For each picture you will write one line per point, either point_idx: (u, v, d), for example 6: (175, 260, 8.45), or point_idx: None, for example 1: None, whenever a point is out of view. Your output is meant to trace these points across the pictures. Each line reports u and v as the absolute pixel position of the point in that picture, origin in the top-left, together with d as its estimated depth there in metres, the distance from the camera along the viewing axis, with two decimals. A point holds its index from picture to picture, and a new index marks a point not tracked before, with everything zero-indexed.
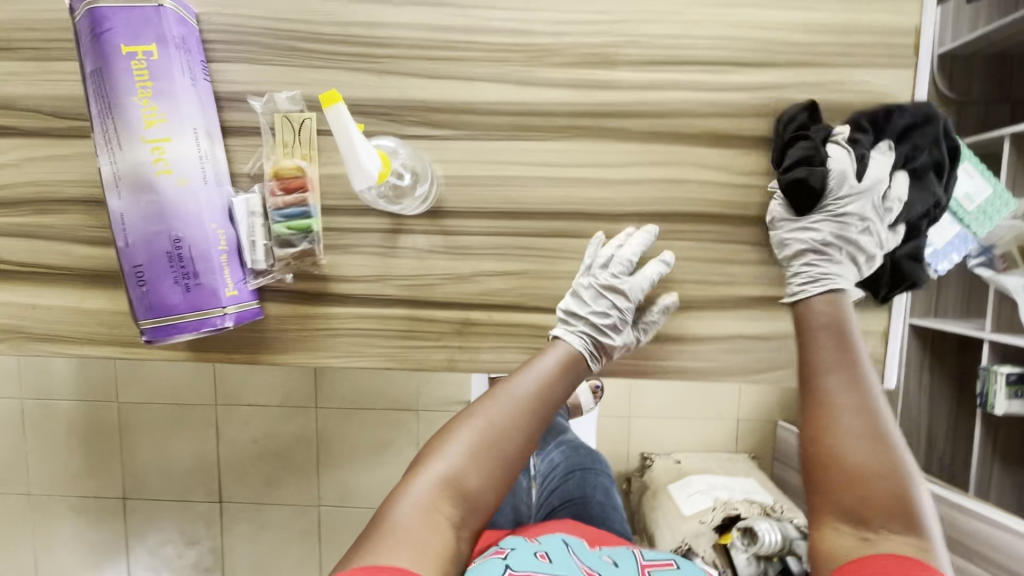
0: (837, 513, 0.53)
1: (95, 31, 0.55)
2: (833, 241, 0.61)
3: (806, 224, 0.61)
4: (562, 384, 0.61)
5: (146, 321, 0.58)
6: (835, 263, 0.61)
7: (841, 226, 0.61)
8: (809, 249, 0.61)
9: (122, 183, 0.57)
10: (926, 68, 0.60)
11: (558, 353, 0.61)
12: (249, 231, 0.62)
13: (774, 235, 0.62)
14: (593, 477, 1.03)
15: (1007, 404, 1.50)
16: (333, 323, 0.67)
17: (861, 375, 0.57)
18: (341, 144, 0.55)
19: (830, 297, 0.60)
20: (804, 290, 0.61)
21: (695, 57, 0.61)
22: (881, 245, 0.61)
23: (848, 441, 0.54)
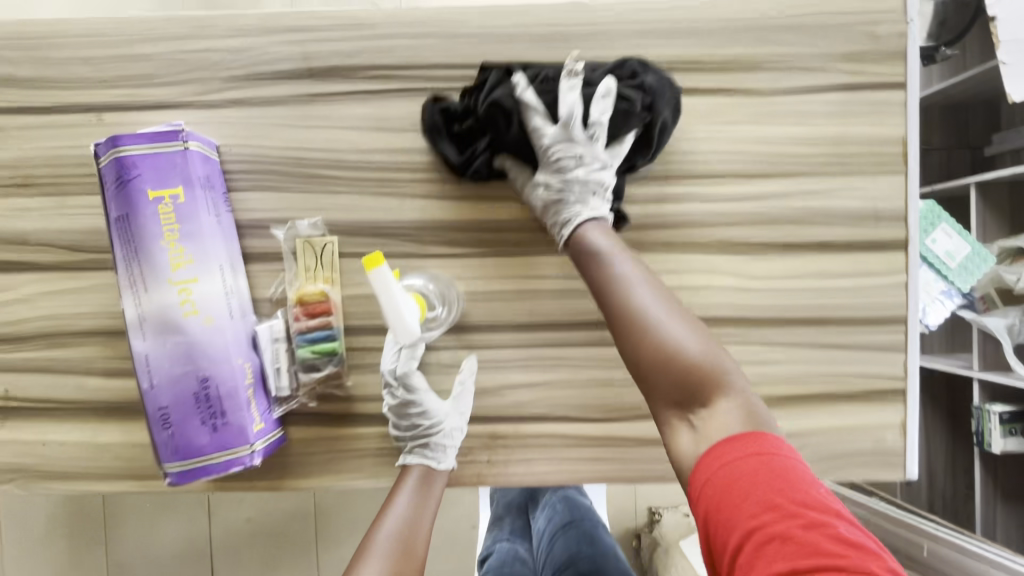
0: (681, 415, 0.50)
1: (122, 178, 0.56)
2: (578, 182, 0.59)
3: (571, 180, 0.59)
4: (425, 515, 0.60)
5: (172, 464, 0.57)
6: (580, 202, 0.59)
7: (585, 175, 0.59)
8: (557, 199, 0.59)
9: (147, 325, 0.56)
10: (915, 174, 0.64)
11: (410, 479, 0.61)
12: (273, 358, 0.62)
13: (540, 199, 0.61)
14: (582, 527, 0.91)
15: (1003, 443, 1.54)
16: (359, 444, 0.66)
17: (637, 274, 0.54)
18: (382, 303, 0.56)
19: (587, 229, 0.58)
20: (569, 229, 0.59)
21: (702, 170, 0.64)
22: (601, 167, 0.60)
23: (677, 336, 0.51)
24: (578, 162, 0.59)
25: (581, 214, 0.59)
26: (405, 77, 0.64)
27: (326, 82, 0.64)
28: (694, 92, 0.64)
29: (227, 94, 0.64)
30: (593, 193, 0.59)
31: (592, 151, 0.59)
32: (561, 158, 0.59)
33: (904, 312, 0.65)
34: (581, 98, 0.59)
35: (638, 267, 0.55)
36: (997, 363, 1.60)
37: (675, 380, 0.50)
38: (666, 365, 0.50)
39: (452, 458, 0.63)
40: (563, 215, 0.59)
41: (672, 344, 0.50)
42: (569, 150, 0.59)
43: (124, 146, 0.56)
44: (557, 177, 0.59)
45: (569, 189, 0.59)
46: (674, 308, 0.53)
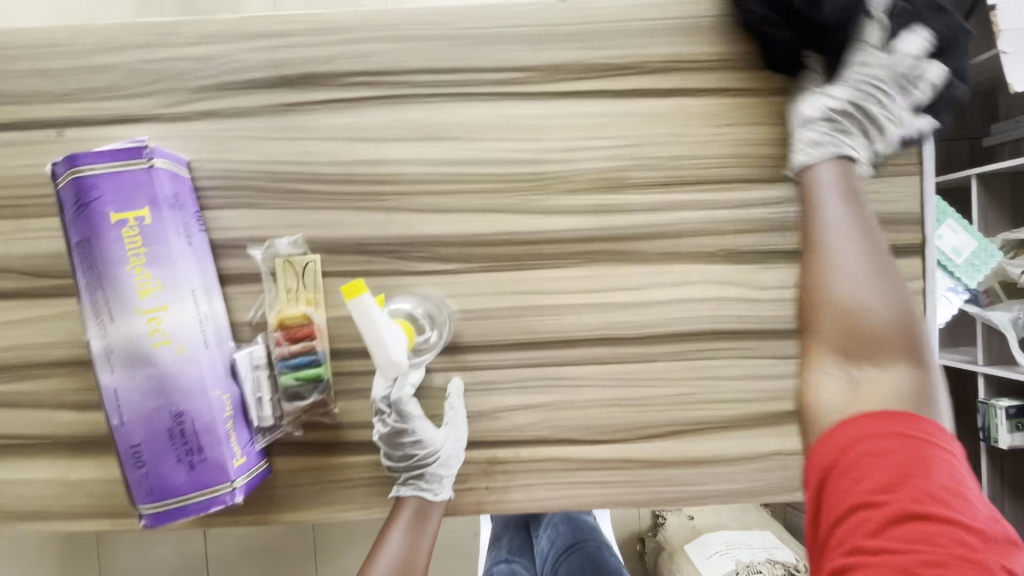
0: (837, 360, 0.55)
1: (81, 201, 0.52)
2: (856, 113, 0.56)
3: (843, 105, 0.56)
4: (421, 552, 0.57)
5: (146, 505, 0.53)
6: (849, 135, 0.57)
7: (865, 102, 0.56)
8: (823, 119, 0.57)
9: (114, 357, 0.53)
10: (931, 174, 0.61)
11: (404, 514, 0.58)
12: (254, 387, 0.58)
13: (802, 112, 0.58)
14: (587, 547, 0.87)
15: (1011, 438, 1.52)
16: (349, 474, 0.62)
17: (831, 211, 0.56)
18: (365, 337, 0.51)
19: (829, 166, 0.57)
20: (807, 154, 0.58)
21: (705, 175, 0.61)
22: (897, 123, 0.57)
23: (857, 285, 0.54)
24: (887, 111, 0.56)
25: (841, 147, 0.57)
26: (387, 84, 0.60)
27: (303, 90, 0.60)
28: (695, 93, 0.60)
29: (197, 105, 0.60)
30: (864, 131, 0.57)
31: (858, 96, 0.56)
32: (843, 89, 0.56)
33: (922, 320, 0.61)
34: (925, 39, 0.55)
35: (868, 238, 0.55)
36: (1003, 357, 1.58)
37: (891, 345, 0.53)
38: (893, 325, 0.53)
39: (449, 489, 0.59)
40: (813, 134, 0.57)
41: (881, 304, 0.53)
42: (860, 81, 0.56)
43: (83, 165, 0.52)
44: (845, 99, 0.56)
45: (812, 119, 0.57)
46: (880, 262, 0.54)
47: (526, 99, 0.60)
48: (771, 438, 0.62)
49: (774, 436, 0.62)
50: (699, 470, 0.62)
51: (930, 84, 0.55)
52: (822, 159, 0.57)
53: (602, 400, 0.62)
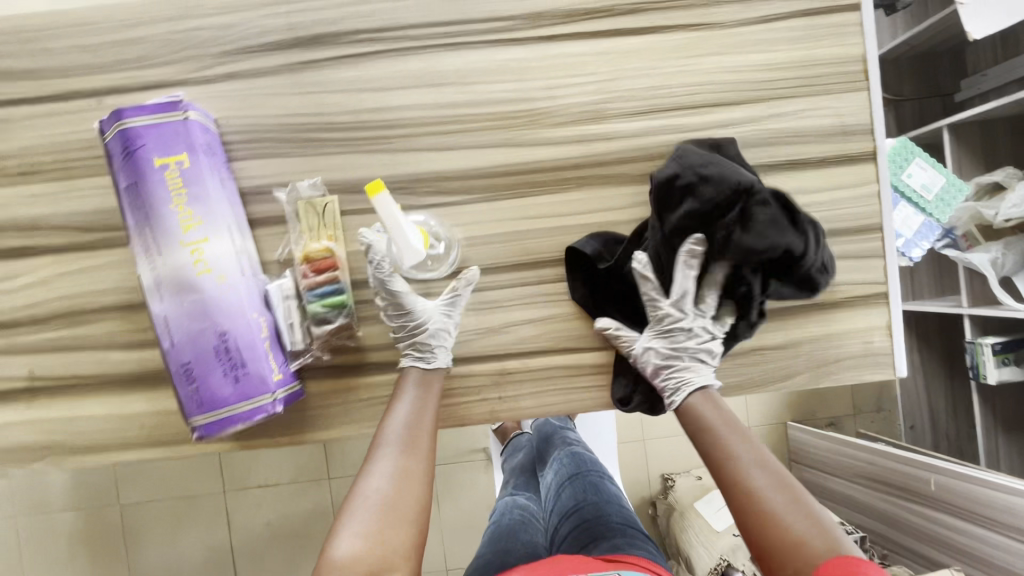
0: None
1: (127, 149, 0.59)
2: (672, 353, 0.65)
3: (647, 348, 0.65)
4: (427, 413, 0.63)
5: (197, 418, 0.60)
6: (696, 373, 0.65)
7: (674, 339, 0.65)
8: (660, 364, 0.65)
9: (163, 287, 0.59)
10: (878, 88, 0.67)
11: (411, 383, 0.64)
12: (285, 314, 0.65)
13: (647, 354, 0.65)
14: (587, 476, 0.94)
15: (998, 373, 1.57)
16: (374, 392, 0.69)
17: (757, 448, 0.58)
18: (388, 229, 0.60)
19: (694, 396, 0.63)
20: (672, 398, 0.64)
21: (676, 103, 0.68)
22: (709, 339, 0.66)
23: (773, 500, 0.54)
24: (687, 334, 0.65)
25: (689, 381, 0.64)
26: (388, 39, 0.67)
27: (314, 49, 0.67)
28: (663, 31, 0.67)
29: (220, 69, 0.67)
30: (701, 360, 0.65)
31: (666, 342, 0.65)
32: (689, 321, 0.65)
33: (879, 220, 0.68)
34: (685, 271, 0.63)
35: (738, 436, 0.59)
36: (987, 298, 1.64)
37: (827, 564, 0.49)
38: (812, 538, 0.50)
39: (445, 357, 0.66)
40: (671, 381, 0.64)
41: (777, 515, 0.53)
42: (670, 329, 0.65)
43: (127, 118, 0.59)
44: (653, 367, 0.65)
45: (658, 345, 0.65)
46: (777, 480, 0.55)
47: (512, 45, 0.67)
48: (752, 335, 0.68)
49: (755, 334, 0.68)
50: None
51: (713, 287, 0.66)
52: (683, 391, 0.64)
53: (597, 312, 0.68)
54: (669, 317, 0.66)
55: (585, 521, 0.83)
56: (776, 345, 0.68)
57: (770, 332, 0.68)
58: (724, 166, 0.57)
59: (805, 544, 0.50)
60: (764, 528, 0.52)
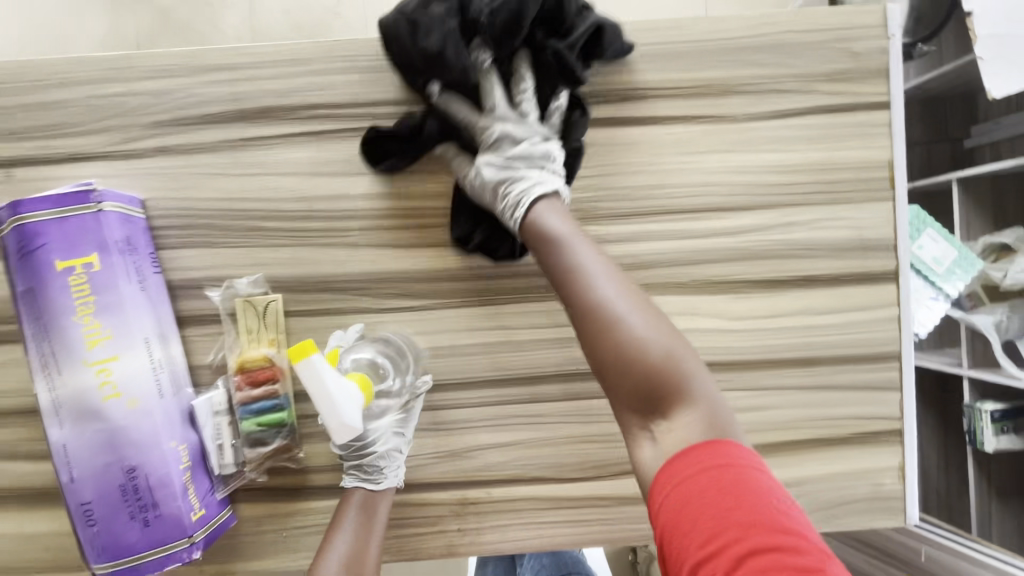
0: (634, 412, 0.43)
1: (24, 249, 0.50)
2: (511, 166, 0.53)
3: (481, 168, 0.54)
4: (371, 548, 0.53)
5: (99, 565, 0.51)
6: (533, 180, 0.52)
7: (501, 155, 0.54)
8: (503, 184, 0.53)
9: (63, 412, 0.50)
10: (903, 200, 0.60)
11: (352, 511, 0.54)
12: (214, 434, 0.56)
13: (498, 198, 0.53)
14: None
15: (996, 441, 1.42)
16: (316, 519, 0.60)
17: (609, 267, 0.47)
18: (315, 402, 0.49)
19: (536, 205, 0.51)
20: (521, 210, 0.51)
21: (675, 205, 0.59)
22: (546, 141, 0.54)
23: (624, 323, 0.44)
24: (515, 140, 0.54)
25: (529, 190, 0.52)
26: (346, 117, 0.58)
27: (259, 124, 0.58)
28: (662, 122, 0.59)
29: (150, 142, 0.58)
30: (545, 170, 0.53)
31: (501, 146, 0.54)
32: (505, 125, 0.54)
33: (896, 348, 0.60)
34: (490, 86, 0.54)
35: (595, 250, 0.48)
36: (987, 360, 1.46)
37: (666, 384, 0.42)
38: (662, 362, 0.42)
39: (394, 477, 0.56)
40: (517, 193, 0.52)
41: (635, 339, 0.43)
42: (494, 138, 0.54)
43: (25, 212, 0.50)
44: (495, 181, 0.53)
45: (490, 168, 0.54)
46: (630, 294, 0.45)
47: None
48: None
49: None
50: None
51: (490, 99, 0.54)
52: (534, 195, 0.51)
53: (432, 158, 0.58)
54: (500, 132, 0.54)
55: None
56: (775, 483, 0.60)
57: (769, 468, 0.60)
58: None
59: (652, 366, 0.42)
60: (608, 345, 0.44)
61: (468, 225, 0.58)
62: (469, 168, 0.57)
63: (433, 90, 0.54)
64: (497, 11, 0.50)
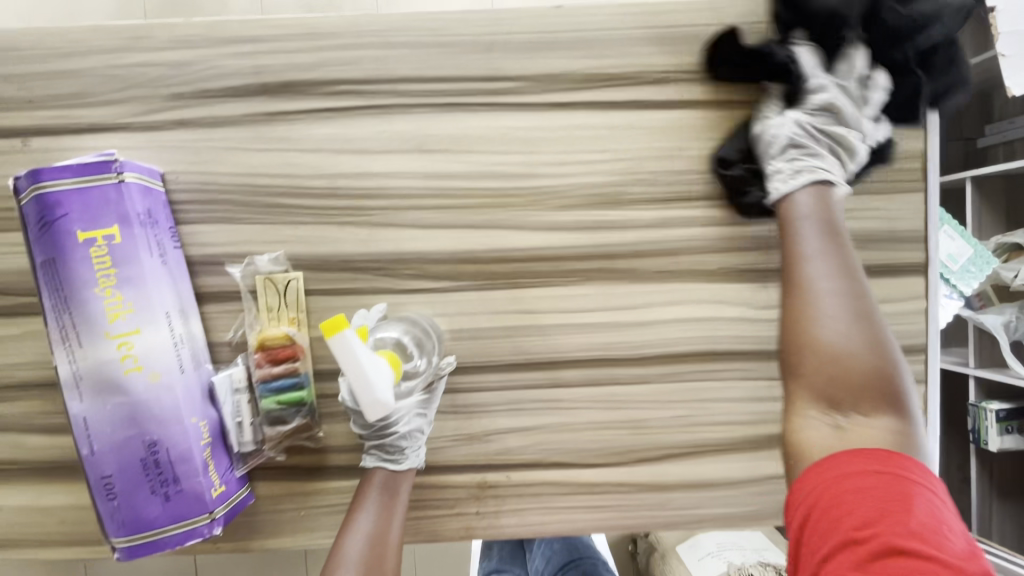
0: (813, 398, 0.48)
1: (44, 219, 0.49)
2: (808, 136, 0.54)
3: (784, 120, 0.55)
4: (394, 527, 0.53)
5: (118, 539, 0.50)
6: (822, 154, 0.54)
7: (818, 120, 0.55)
8: (795, 149, 0.54)
9: (84, 384, 0.50)
10: (937, 192, 0.59)
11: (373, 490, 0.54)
12: (233, 411, 0.56)
13: (771, 165, 0.55)
14: (581, 566, 0.88)
15: (1000, 441, 1.43)
16: (333, 499, 0.60)
17: (844, 263, 0.50)
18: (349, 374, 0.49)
19: (803, 191, 0.53)
20: (787, 186, 0.53)
21: (704, 191, 0.58)
22: (859, 126, 0.55)
23: (827, 323, 0.48)
24: (823, 113, 0.55)
25: (814, 170, 0.53)
26: (372, 94, 0.57)
27: (283, 99, 0.57)
28: (694, 106, 0.58)
29: (170, 114, 0.57)
30: (833, 149, 0.55)
31: (796, 121, 0.55)
32: (820, 96, 0.55)
33: (923, 341, 0.60)
34: (812, 59, 0.55)
35: (827, 241, 0.50)
36: (994, 360, 1.48)
37: (861, 384, 0.47)
38: (866, 363, 0.47)
39: (416, 457, 0.56)
40: (786, 168, 0.54)
41: (837, 337, 0.48)
42: (823, 101, 0.55)
43: (45, 180, 0.49)
44: (779, 153, 0.55)
45: (787, 132, 0.54)
46: (853, 295, 0.49)
47: (518, 110, 0.57)
48: (770, 461, 0.60)
49: (773, 460, 0.60)
50: (695, 494, 0.60)
51: (806, 65, 0.55)
52: (818, 180, 0.53)
53: (760, 90, 0.58)
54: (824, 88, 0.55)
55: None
56: None
57: None
58: None
59: (852, 363, 0.47)
60: (806, 330, 0.49)
61: (736, 156, 0.57)
62: (766, 112, 0.57)
63: (800, 36, 0.55)
64: (908, 20, 0.53)
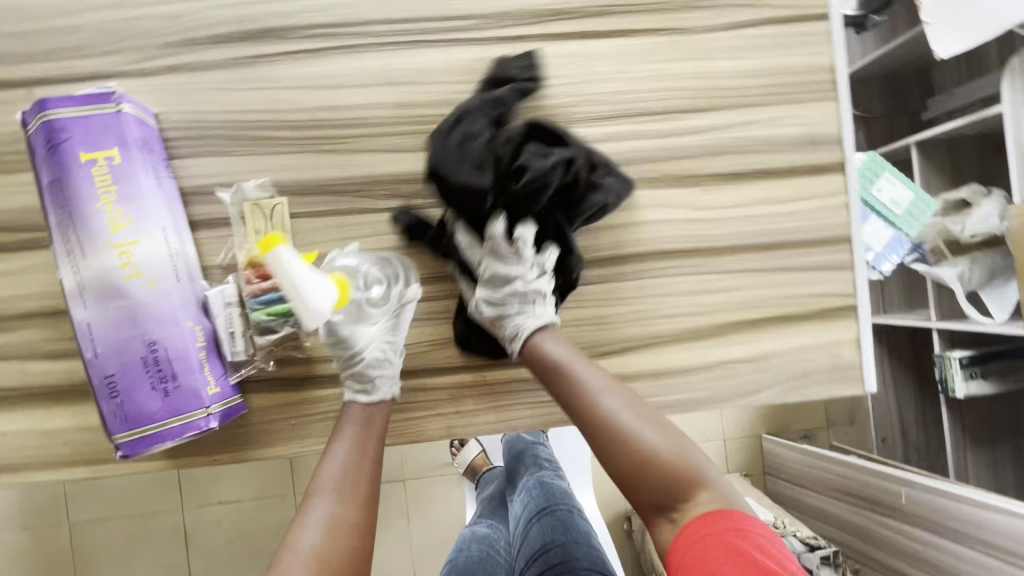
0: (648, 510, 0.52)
1: (51, 142, 0.54)
2: (506, 299, 0.60)
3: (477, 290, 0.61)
4: (369, 457, 0.55)
5: (121, 435, 0.55)
6: (521, 309, 0.60)
7: (494, 285, 0.60)
8: (499, 315, 0.60)
9: (88, 292, 0.54)
10: (847, 99, 0.67)
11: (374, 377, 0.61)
12: (226, 323, 0.60)
13: (502, 329, 0.60)
14: (555, 514, 0.92)
15: (966, 387, 1.42)
16: (324, 407, 0.64)
17: (601, 386, 0.54)
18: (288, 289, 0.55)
19: (535, 336, 0.58)
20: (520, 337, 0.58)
21: (643, 108, 0.66)
22: (535, 283, 0.60)
23: (624, 443, 0.51)
24: (513, 279, 0.60)
25: (523, 325, 0.59)
26: (344, 35, 0.64)
27: (264, 43, 0.64)
28: (629, 35, 0.66)
29: (163, 61, 0.63)
30: (533, 302, 0.60)
31: (484, 291, 0.61)
32: (490, 269, 0.60)
33: (847, 232, 0.67)
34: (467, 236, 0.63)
35: (585, 373, 0.55)
36: (954, 312, 1.43)
37: (669, 480, 0.51)
38: (663, 457, 0.51)
39: (390, 386, 0.60)
40: (507, 328, 0.60)
41: (635, 447, 0.51)
42: (486, 275, 0.60)
43: (52, 109, 0.54)
44: (494, 322, 0.60)
45: (483, 299, 0.60)
46: (620, 400, 0.54)
47: (474, 44, 0.65)
48: (721, 348, 0.66)
49: (724, 346, 0.66)
50: (655, 382, 0.66)
51: (466, 241, 0.63)
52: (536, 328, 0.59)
53: (687, 20, 0.66)
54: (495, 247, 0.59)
55: (552, 565, 0.81)
56: (744, 358, 0.66)
57: (738, 345, 0.66)
58: (468, 148, 0.58)
59: (659, 464, 0.51)
60: (608, 451, 0.52)
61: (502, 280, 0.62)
62: (466, 288, 0.64)
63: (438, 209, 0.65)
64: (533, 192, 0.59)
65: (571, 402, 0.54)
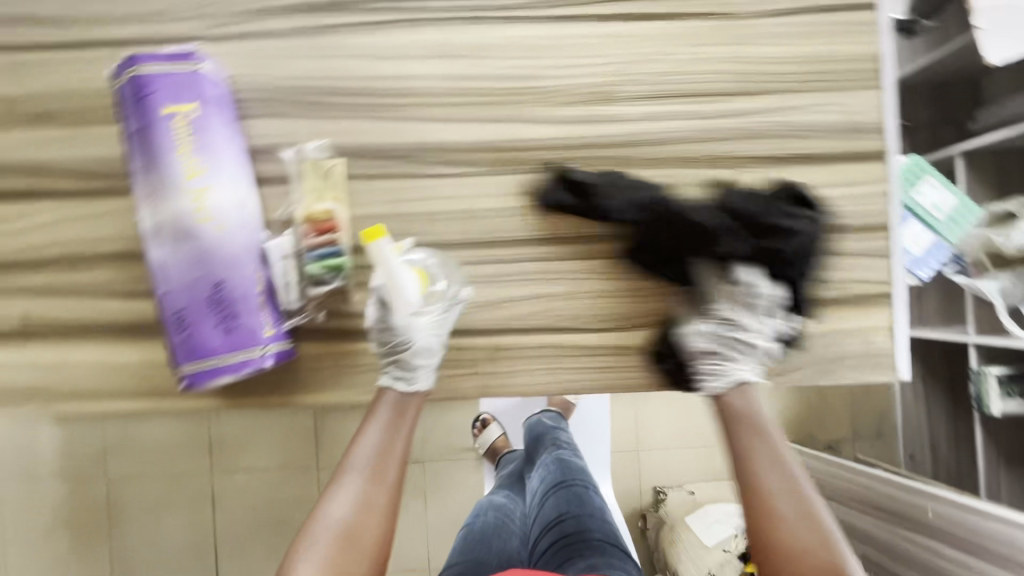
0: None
1: (138, 94, 0.59)
2: (719, 347, 0.65)
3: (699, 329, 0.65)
4: (396, 447, 0.62)
5: (186, 365, 0.60)
6: (737, 359, 0.65)
7: (728, 328, 0.65)
8: (717, 354, 0.65)
9: (163, 233, 0.59)
10: (891, 89, 0.68)
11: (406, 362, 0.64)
12: (283, 273, 0.64)
13: (697, 369, 0.65)
14: (572, 489, 0.95)
15: (1002, 404, 1.38)
16: (366, 359, 0.68)
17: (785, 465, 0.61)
18: (383, 280, 0.62)
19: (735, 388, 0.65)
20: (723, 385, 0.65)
21: (687, 89, 0.68)
22: (760, 338, 0.65)
23: (786, 522, 0.59)
24: (746, 330, 0.65)
25: (729, 373, 0.65)
26: (404, 9, 0.68)
27: (329, 14, 0.68)
28: (677, 18, 0.68)
29: (237, 28, 0.68)
30: (750, 353, 0.65)
31: (702, 339, 0.65)
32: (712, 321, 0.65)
33: (885, 220, 0.68)
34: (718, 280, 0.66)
35: (781, 447, 0.63)
36: (995, 327, 1.38)
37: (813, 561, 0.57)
38: (814, 544, 0.57)
39: (425, 378, 0.63)
40: (712, 365, 0.65)
41: (789, 531, 0.58)
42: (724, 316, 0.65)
43: (141, 63, 0.59)
44: (700, 371, 0.65)
45: (706, 340, 0.65)
46: (786, 484, 0.60)
47: (526, 22, 0.68)
48: None
49: None
50: None
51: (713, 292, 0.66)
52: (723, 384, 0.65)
53: (735, 5, 0.68)
54: (740, 290, 0.65)
55: (567, 535, 0.83)
56: None
57: None
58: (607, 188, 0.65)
59: (806, 552, 0.57)
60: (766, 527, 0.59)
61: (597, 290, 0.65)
62: (677, 319, 0.68)
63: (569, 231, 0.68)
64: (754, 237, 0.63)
65: (749, 468, 0.62)
